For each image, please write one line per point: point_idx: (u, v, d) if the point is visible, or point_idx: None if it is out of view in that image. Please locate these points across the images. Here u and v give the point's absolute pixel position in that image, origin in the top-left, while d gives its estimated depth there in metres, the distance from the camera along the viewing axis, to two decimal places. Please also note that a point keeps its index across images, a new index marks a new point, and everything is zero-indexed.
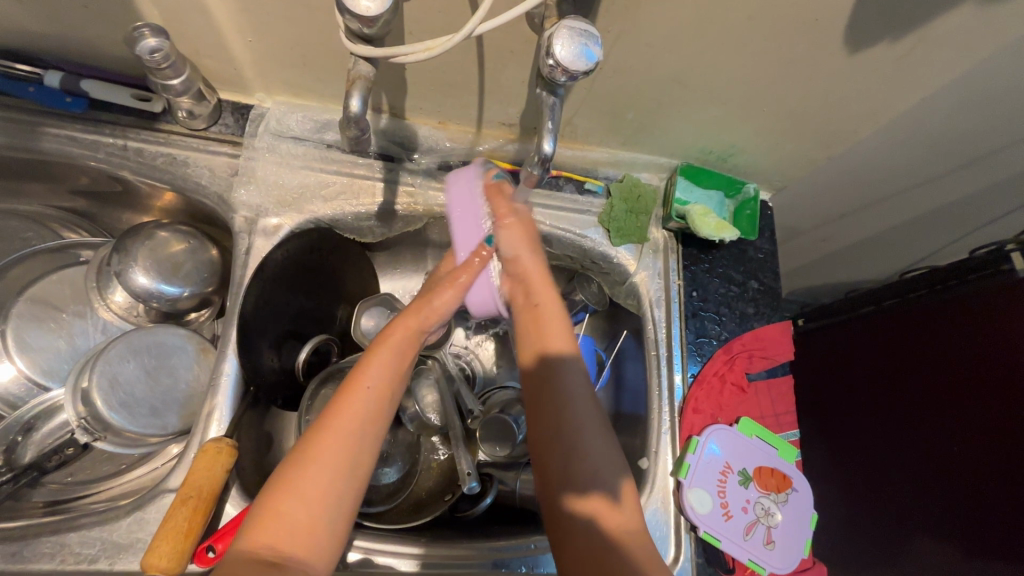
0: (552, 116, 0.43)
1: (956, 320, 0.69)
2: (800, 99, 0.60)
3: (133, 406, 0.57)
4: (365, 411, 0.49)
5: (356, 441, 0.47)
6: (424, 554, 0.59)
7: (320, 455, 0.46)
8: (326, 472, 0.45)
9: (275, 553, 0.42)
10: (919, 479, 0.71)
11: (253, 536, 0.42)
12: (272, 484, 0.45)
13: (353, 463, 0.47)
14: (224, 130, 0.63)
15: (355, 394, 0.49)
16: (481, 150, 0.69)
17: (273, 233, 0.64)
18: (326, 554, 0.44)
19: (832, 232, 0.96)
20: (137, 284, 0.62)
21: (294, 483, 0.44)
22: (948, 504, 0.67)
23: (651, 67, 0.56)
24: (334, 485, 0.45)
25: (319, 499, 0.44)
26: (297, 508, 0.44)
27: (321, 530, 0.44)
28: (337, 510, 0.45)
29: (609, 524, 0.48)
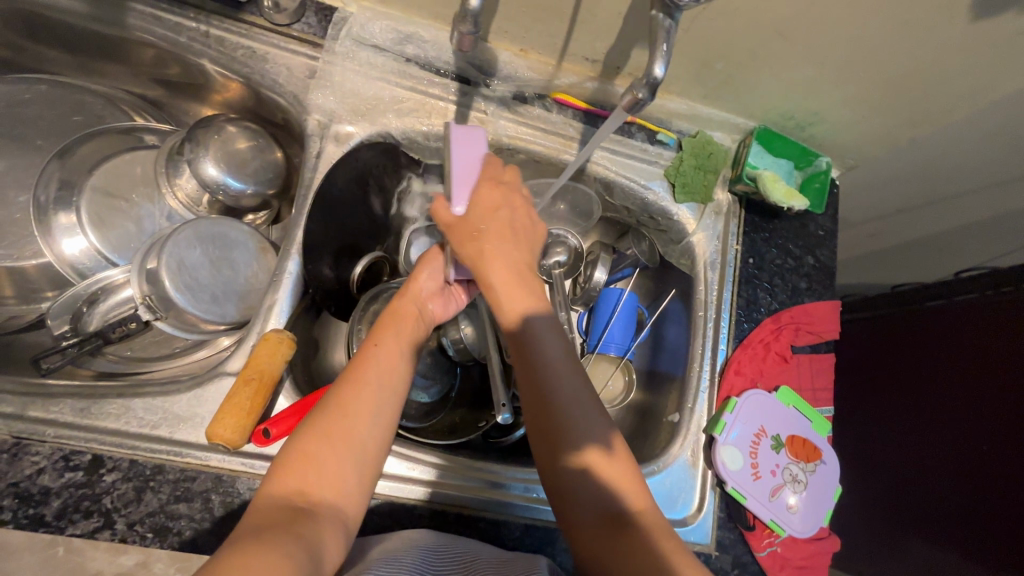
0: (667, 39, 0.42)
1: (1007, 323, 0.69)
2: (901, 67, 0.58)
3: (197, 291, 0.58)
4: (380, 369, 0.51)
5: (376, 395, 0.50)
6: (442, 465, 0.59)
7: (343, 404, 0.48)
8: (349, 420, 0.47)
9: (307, 493, 0.43)
10: (941, 475, 0.71)
11: (282, 479, 0.43)
12: (299, 432, 0.47)
13: (373, 414, 0.49)
14: (306, 29, 0.63)
15: (368, 354, 0.52)
16: (559, 84, 0.67)
17: (344, 140, 0.63)
18: (355, 498, 0.45)
19: (888, 226, 0.94)
20: (206, 173, 0.62)
21: (319, 430, 0.46)
22: (968, 502, 0.68)
23: (758, 11, 0.53)
24: (357, 434, 0.47)
25: (344, 445, 0.46)
26: (325, 451, 0.45)
27: (347, 476, 0.45)
28: (362, 457, 0.47)
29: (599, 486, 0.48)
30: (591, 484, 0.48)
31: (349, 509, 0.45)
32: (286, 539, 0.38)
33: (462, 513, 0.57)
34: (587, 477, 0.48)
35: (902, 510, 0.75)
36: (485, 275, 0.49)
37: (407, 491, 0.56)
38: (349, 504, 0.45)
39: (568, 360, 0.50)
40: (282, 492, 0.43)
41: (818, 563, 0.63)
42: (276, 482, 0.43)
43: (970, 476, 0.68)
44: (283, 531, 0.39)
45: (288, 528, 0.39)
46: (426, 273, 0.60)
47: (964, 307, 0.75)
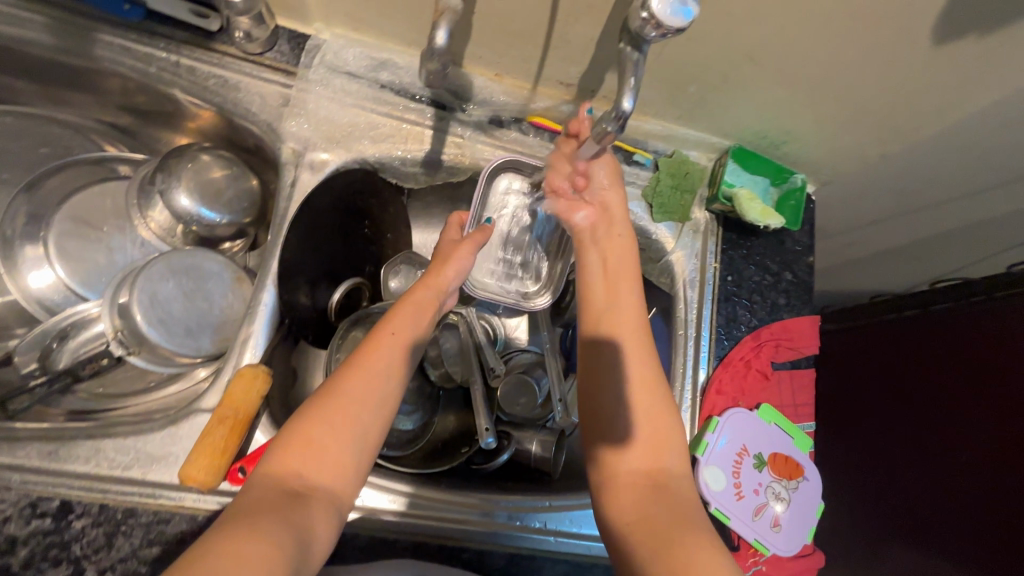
0: (636, 72, 0.42)
1: (981, 331, 0.70)
2: (868, 89, 0.59)
3: (170, 325, 0.58)
4: (390, 355, 0.51)
5: (382, 380, 0.49)
6: (414, 493, 0.58)
7: (352, 386, 0.48)
8: (354, 404, 0.47)
9: (303, 475, 0.43)
10: (928, 487, 0.72)
11: (283, 457, 0.44)
12: (299, 413, 0.47)
13: (375, 402, 0.48)
14: (279, 57, 0.62)
15: (380, 339, 0.51)
16: (535, 108, 0.67)
17: (319, 168, 0.63)
18: (350, 483, 0.45)
19: (864, 237, 0.96)
20: (179, 205, 0.61)
21: (326, 411, 0.46)
22: (954, 513, 0.68)
23: (727, 37, 0.54)
24: (361, 418, 0.47)
25: (346, 429, 0.46)
26: (326, 434, 0.45)
27: (345, 462, 0.45)
28: (361, 442, 0.46)
29: (624, 472, 0.51)
30: (620, 471, 0.51)
31: (343, 494, 0.45)
32: (272, 532, 0.38)
33: (443, 545, 0.57)
34: (622, 467, 0.51)
35: (887, 521, 0.76)
36: (618, 289, 0.59)
37: (384, 523, 0.56)
38: (345, 488, 0.45)
39: (650, 368, 0.55)
40: (280, 470, 0.43)
41: None
42: (275, 460, 0.44)
43: (956, 489, 0.69)
44: (273, 517, 0.39)
45: (279, 515, 0.40)
46: (455, 265, 0.59)
47: (943, 318, 0.75)
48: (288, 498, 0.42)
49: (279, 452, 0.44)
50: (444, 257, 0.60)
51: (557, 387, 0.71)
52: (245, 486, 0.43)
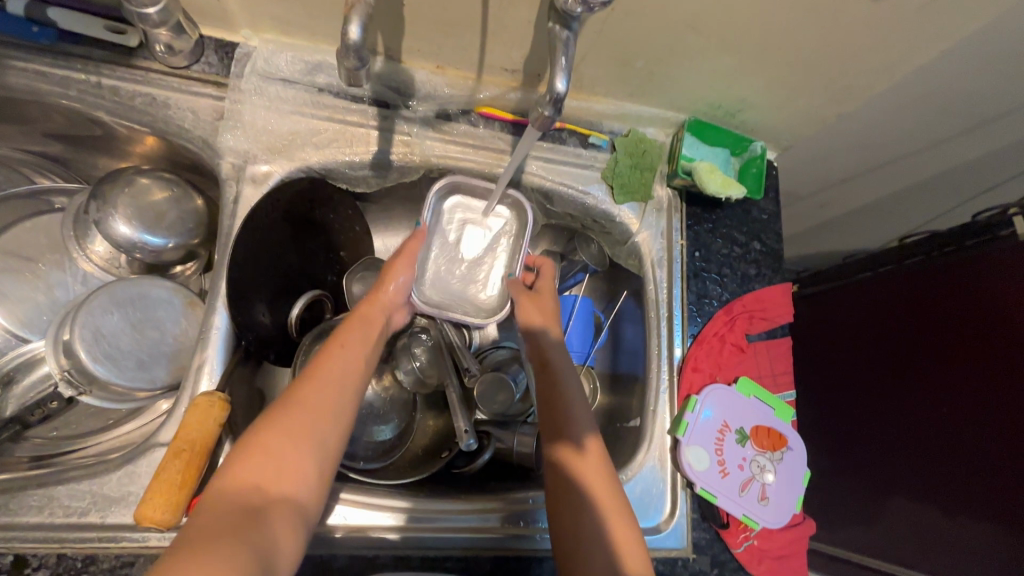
0: (567, 52, 0.41)
1: (953, 282, 0.70)
2: (815, 50, 0.58)
3: (120, 359, 0.55)
4: (343, 367, 0.50)
5: (336, 387, 0.48)
6: (410, 507, 0.58)
7: (304, 397, 0.46)
8: (310, 413, 0.45)
9: (261, 487, 0.41)
10: (924, 443, 0.71)
11: (235, 471, 0.41)
12: (255, 426, 0.44)
13: (333, 412, 0.47)
14: (207, 69, 0.59)
15: (332, 350, 0.51)
16: (482, 98, 0.65)
17: (262, 180, 0.60)
18: (310, 494, 0.44)
19: (831, 198, 0.95)
20: (118, 233, 0.58)
21: (278, 424, 0.44)
22: (953, 469, 0.67)
23: (667, 7, 0.52)
24: (318, 426, 0.45)
25: (303, 435, 0.44)
26: (281, 445, 0.43)
27: (309, 468, 0.44)
28: (320, 451, 0.45)
29: (588, 473, 0.53)
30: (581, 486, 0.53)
31: (304, 504, 0.43)
32: (230, 549, 0.36)
33: (425, 556, 0.56)
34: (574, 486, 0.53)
35: (882, 482, 0.76)
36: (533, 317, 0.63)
37: (364, 539, 0.55)
38: (306, 500, 0.43)
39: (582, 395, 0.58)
40: (234, 484, 0.40)
41: (797, 549, 0.64)
42: (227, 474, 0.41)
43: (954, 444, 0.67)
44: (231, 534, 0.37)
45: (237, 535, 0.37)
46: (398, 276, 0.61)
47: (921, 271, 0.74)
48: (246, 513, 0.39)
49: (237, 464, 0.41)
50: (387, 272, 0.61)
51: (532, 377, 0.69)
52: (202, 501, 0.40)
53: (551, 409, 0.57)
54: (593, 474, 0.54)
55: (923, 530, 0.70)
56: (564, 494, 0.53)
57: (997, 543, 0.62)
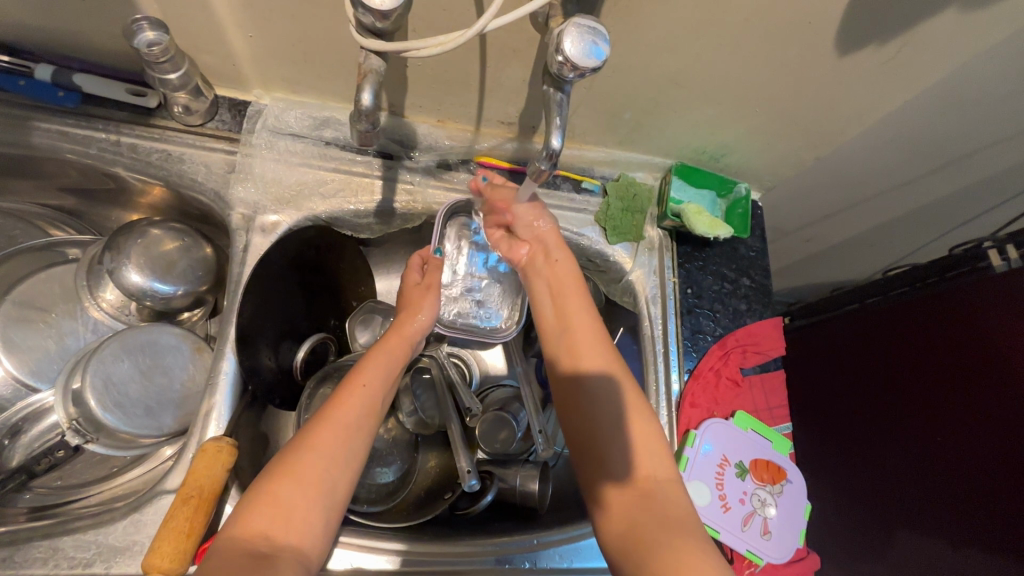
0: (561, 111, 0.44)
1: (942, 315, 0.73)
2: (789, 101, 0.62)
3: (128, 407, 0.56)
4: (362, 407, 0.51)
5: (352, 434, 0.49)
6: (407, 550, 0.58)
7: (318, 442, 0.47)
8: (324, 460, 0.46)
9: (270, 535, 0.42)
10: (925, 475, 0.72)
11: (247, 519, 0.42)
12: (270, 468, 0.46)
13: (345, 460, 0.48)
14: (221, 125, 0.63)
15: (354, 388, 0.52)
16: (481, 148, 0.69)
17: (271, 230, 0.63)
18: (318, 540, 0.45)
19: (816, 233, 0.99)
20: (130, 282, 0.60)
21: (291, 469, 0.45)
22: (956, 500, 0.68)
23: (650, 66, 0.57)
24: (330, 471, 0.46)
25: (314, 487, 0.45)
26: (291, 494, 0.44)
27: (314, 517, 0.45)
28: (328, 497, 0.46)
29: (636, 509, 0.48)
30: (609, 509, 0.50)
31: (309, 550, 0.44)
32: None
33: None
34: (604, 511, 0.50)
35: (887, 514, 0.77)
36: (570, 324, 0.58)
37: None
38: (312, 546, 0.44)
39: (609, 399, 0.53)
40: (244, 534, 0.42)
41: None
42: (240, 523, 0.42)
43: (954, 474, 0.68)
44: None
45: None
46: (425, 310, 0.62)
47: (908, 304, 0.77)
48: (254, 561, 0.41)
49: (249, 510, 0.43)
50: (410, 307, 0.62)
51: (535, 417, 0.71)
52: (212, 552, 0.41)
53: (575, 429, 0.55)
54: (662, 506, 0.48)
55: (928, 561, 0.71)
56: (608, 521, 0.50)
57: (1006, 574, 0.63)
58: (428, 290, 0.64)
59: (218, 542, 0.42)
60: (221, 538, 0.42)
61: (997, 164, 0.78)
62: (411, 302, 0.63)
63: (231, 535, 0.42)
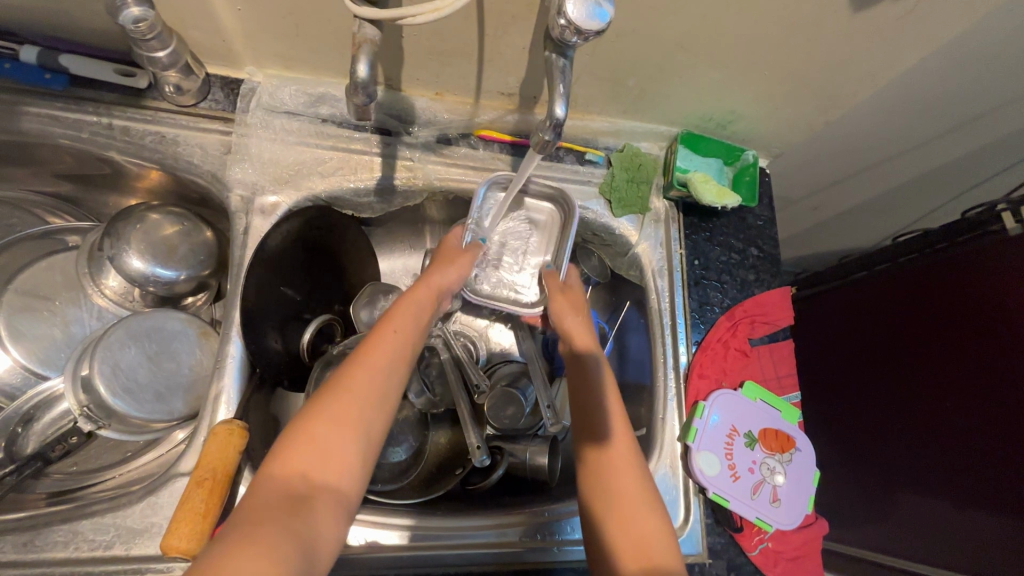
0: (563, 78, 0.42)
1: (953, 280, 0.73)
2: (800, 63, 0.60)
3: (137, 393, 0.56)
4: (392, 355, 0.50)
5: (384, 379, 0.48)
6: (417, 525, 0.59)
7: (352, 385, 0.47)
8: (358, 402, 0.46)
9: (308, 475, 0.42)
10: (936, 429, 0.72)
11: (287, 457, 0.42)
12: (307, 408, 0.45)
13: (378, 402, 0.47)
14: (214, 105, 0.61)
15: (385, 336, 0.51)
16: (480, 121, 0.67)
17: (270, 211, 0.62)
18: (355, 480, 0.44)
19: (823, 199, 0.98)
20: (132, 268, 0.60)
21: (326, 412, 0.45)
22: (956, 462, 0.69)
23: (656, 29, 0.55)
24: (366, 415, 0.46)
25: (348, 426, 0.45)
26: (331, 435, 0.44)
27: (350, 457, 0.44)
28: (365, 439, 0.45)
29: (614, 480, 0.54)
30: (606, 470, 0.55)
31: (347, 494, 0.43)
32: (276, 538, 0.37)
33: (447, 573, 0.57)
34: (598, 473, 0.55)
35: (889, 478, 0.78)
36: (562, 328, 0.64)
37: (384, 559, 0.57)
38: (350, 489, 0.44)
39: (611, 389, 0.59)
40: (282, 471, 0.41)
41: (811, 550, 0.64)
42: (278, 462, 0.42)
43: (961, 435, 0.69)
44: (279, 523, 0.38)
45: (281, 521, 0.38)
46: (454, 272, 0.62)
47: (922, 270, 0.77)
48: (291, 500, 0.40)
49: (286, 449, 0.43)
50: (437, 267, 0.62)
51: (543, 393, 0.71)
52: (251, 488, 0.41)
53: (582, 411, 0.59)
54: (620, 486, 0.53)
55: (929, 523, 0.72)
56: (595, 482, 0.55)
57: (1005, 531, 0.63)
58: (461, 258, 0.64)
59: (257, 479, 0.42)
60: (260, 475, 0.41)
61: (1013, 122, 0.76)
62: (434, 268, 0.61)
63: (268, 473, 0.41)
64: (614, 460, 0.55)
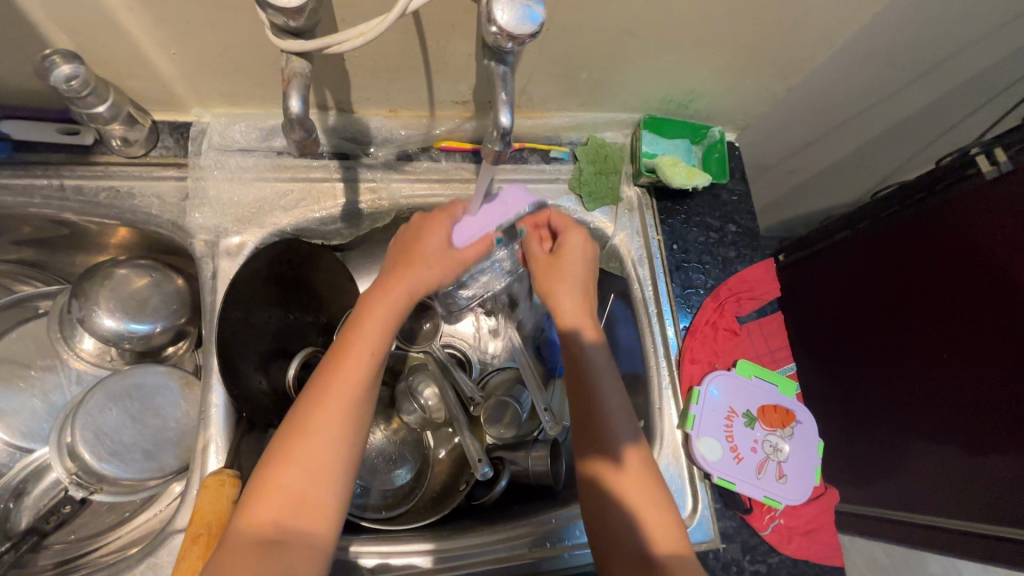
0: (505, 86, 0.41)
1: (947, 227, 0.72)
2: (751, 34, 0.59)
3: (125, 454, 0.55)
4: (358, 381, 0.46)
5: (351, 410, 0.46)
6: (437, 548, 0.59)
7: (317, 423, 0.44)
8: (323, 442, 0.44)
9: (280, 524, 0.42)
10: (942, 378, 0.73)
11: (254, 510, 0.42)
12: (272, 450, 0.44)
13: (346, 437, 0.45)
14: (165, 152, 0.60)
15: (350, 358, 0.47)
16: (438, 133, 0.66)
17: (236, 252, 0.61)
18: (330, 519, 0.44)
19: (798, 162, 0.97)
20: (104, 327, 0.59)
21: (290, 454, 0.43)
22: (967, 405, 0.70)
23: (600, 19, 0.54)
24: (333, 456, 0.44)
25: (317, 469, 0.43)
26: (295, 479, 0.43)
27: (322, 497, 0.43)
28: (336, 474, 0.44)
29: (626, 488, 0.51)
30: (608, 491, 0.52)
31: (322, 534, 0.43)
32: None
33: None
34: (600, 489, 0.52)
35: (907, 428, 0.77)
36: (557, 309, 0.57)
37: None
38: (324, 529, 0.44)
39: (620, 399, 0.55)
40: (254, 527, 0.42)
41: (824, 520, 0.64)
42: (246, 515, 0.42)
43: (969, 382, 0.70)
44: None
45: None
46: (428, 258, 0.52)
47: (912, 220, 0.76)
48: (264, 553, 0.41)
49: (253, 501, 0.43)
50: (412, 250, 0.52)
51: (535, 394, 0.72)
52: (225, 541, 0.42)
53: (582, 412, 0.54)
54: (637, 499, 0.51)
55: (943, 472, 0.73)
56: (597, 495, 0.52)
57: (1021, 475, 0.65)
58: (429, 265, 0.51)
59: (231, 530, 0.43)
60: (232, 528, 0.42)
61: (977, 65, 0.75)
62: (410, 253, 0.52)
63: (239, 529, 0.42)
64: (608, 487, 0.52)
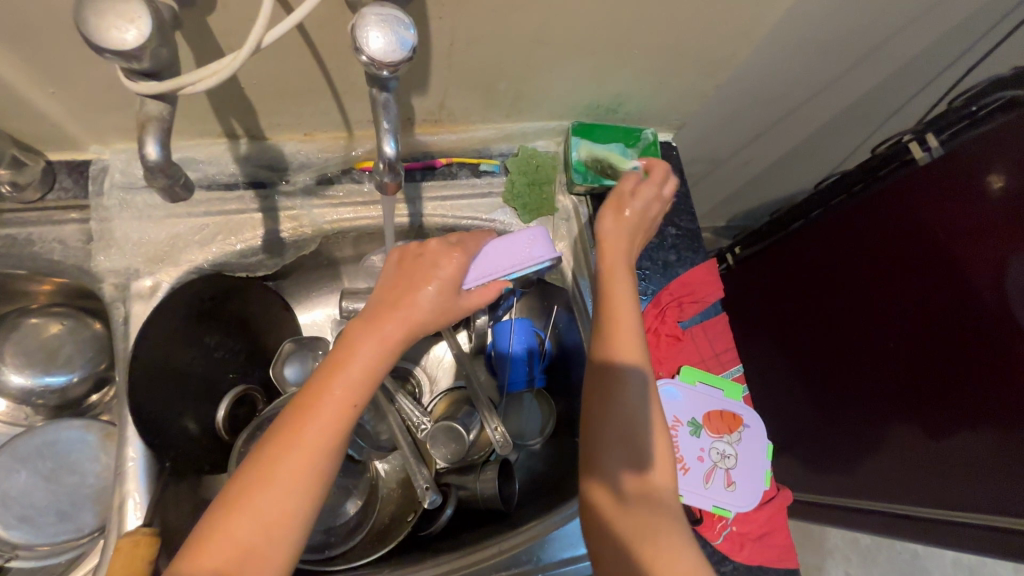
0: (388, 114, 0.41)
1: (898, 211, 0.73)
2: (668, 35, 0.57)
3: (40, 517, 0.53)
4: (335, 429, 0.41)
5: (320, 463, 0.41)
6: None
7: (278, 474, 0.39)
8: (279, 498, 0.39)
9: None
10: (906, 365, 0.74)
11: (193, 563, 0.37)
12: (223, 496, 0.40)
13: (310, 492, 0.40)
14: (63, 194, 0.56)
15: (324, 401, 0.41)
16: (358, 153, 0.64)
17: (149, 295, 0.58)
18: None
19: (745, 156, 0.96)
20: (17, 380, 0.60)
21: (241, 506, 0.39)
22: (932, 390, 0.71)
23: (506, 29, 0.52)
24: (288, 514, 0.39)
25: (270, 526, 0.39)
26: (244, 533, 0.38)
27: (274, 555, 0.39)
28: (291, 532, 0.39)
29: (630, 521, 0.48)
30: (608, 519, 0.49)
31: None
32: None
33: None
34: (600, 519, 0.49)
35: (877, 415, 0.78)
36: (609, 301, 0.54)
37: None
38: None
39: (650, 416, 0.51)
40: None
41: (777, 524, 0.62)
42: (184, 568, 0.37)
43: (930, 367, 0.71)
44: None
45: None
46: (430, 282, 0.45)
47: (863, 206, 0.77)
48: None
49: (194, 550, 0.38)
50: (408, 277, 0.46)
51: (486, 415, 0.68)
52: None
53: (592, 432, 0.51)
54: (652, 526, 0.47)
55: (912, 454, 0.74)
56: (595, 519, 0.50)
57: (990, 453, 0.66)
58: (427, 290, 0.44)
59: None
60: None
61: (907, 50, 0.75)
62: (408, 276, 0.46)
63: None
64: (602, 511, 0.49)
